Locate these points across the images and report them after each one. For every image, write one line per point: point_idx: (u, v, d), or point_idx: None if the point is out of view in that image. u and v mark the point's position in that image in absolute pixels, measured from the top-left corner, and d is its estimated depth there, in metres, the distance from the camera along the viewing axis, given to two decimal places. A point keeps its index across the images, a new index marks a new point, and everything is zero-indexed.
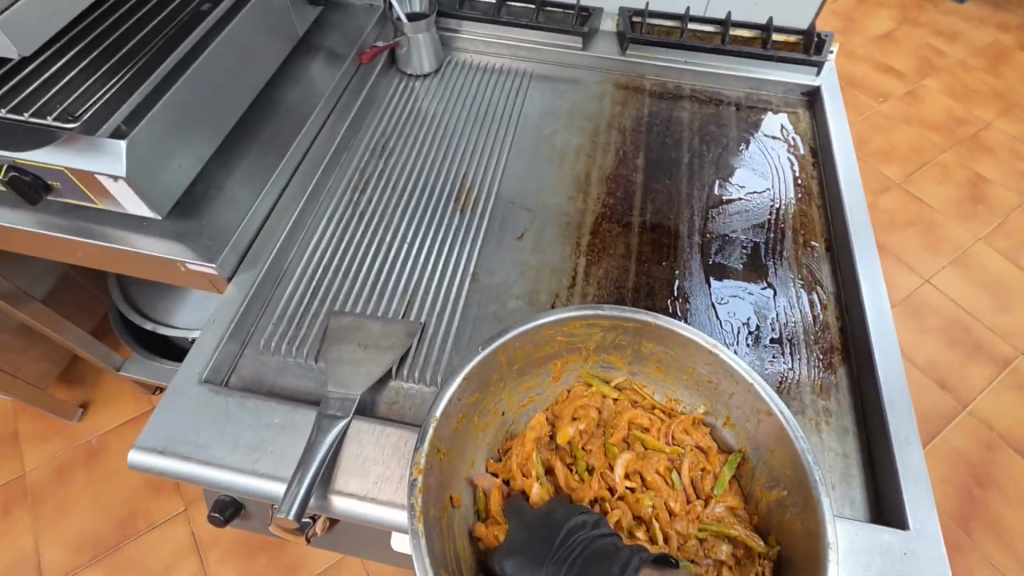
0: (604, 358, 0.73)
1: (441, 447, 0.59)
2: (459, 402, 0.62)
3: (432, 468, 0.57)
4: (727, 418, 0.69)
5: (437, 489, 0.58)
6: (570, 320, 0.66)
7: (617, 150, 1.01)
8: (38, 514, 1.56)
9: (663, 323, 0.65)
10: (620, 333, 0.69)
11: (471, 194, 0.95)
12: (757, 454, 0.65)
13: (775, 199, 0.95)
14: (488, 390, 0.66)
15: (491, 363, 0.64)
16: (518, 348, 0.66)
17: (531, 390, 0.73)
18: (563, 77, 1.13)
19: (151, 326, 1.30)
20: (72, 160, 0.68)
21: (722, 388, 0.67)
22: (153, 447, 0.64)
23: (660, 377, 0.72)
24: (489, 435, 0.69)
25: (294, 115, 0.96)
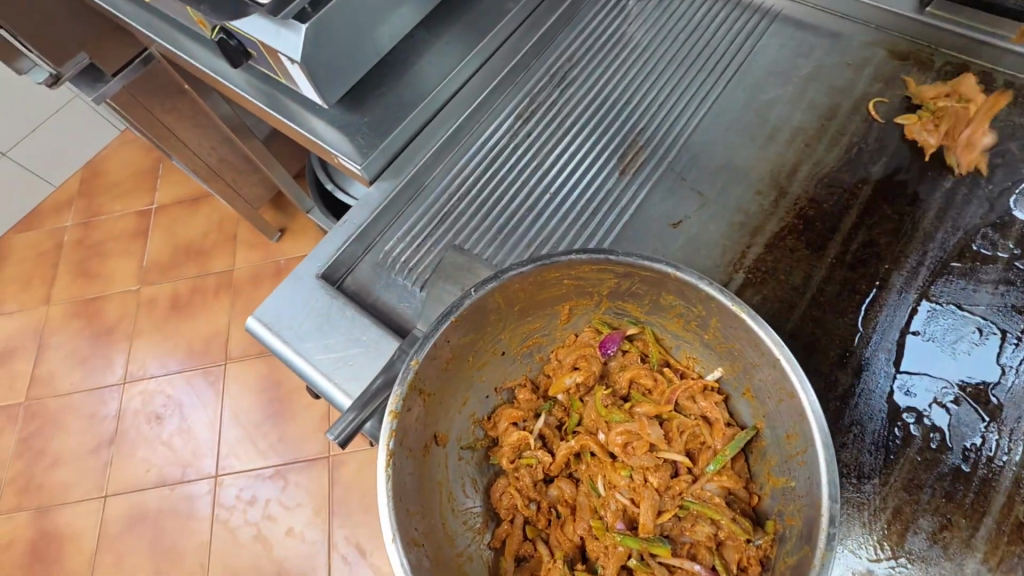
0: (619, 306, 0.64)
1: (425, 388, 0.56)
2: (447, 343, 0.56)
3: (412, 410, 0.54)
4: (745, 389, 0.59)
5: (416, 431, 0.55)
6: (578, 264, 0.56)
7: (850, 145, 0.77)
8: (235, 304, 1.92)
9: (684, 278, 0.53)
10: (638, 282, 0.58)
11: (639, 150, 0.81)
12: (772, 433, 0.56)
13: None
14: (485, 329, 0.60)
15: (486, 305, 0.57)
16: (518, 290, 0.58)
17: (536, 332, 0.65)
18: (821, 26, 0.86)
19: (332, 188, 1.47)
20: (265, 35, 0.71)
21: (745, 357, 0.56)
22: (266, 321, 0.72)
23: (679, 332, 0.62)
24: (487, 375, 0.64)
25: (484, 17, 0.88)
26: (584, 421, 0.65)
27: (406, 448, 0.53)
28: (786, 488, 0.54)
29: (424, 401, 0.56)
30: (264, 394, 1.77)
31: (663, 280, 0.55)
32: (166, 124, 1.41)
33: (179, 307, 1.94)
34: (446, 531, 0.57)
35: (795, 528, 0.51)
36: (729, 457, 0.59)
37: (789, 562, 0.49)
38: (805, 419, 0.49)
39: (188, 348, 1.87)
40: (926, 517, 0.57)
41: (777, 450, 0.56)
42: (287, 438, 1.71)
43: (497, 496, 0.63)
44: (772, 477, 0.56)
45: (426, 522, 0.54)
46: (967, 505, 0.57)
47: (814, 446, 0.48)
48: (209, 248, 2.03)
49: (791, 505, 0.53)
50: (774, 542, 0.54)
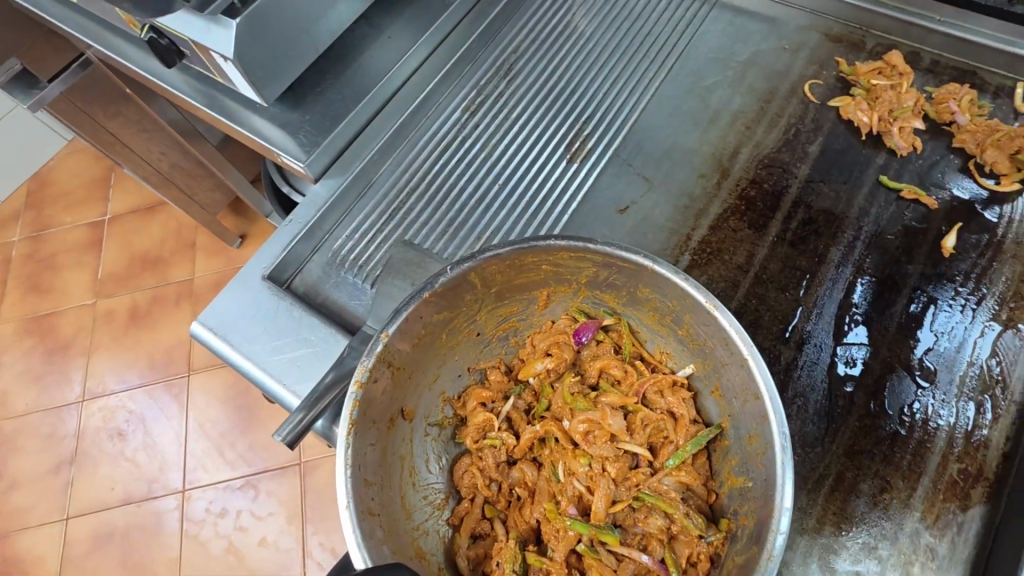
0: (596, 296, 0.63)
1: (396, 362, 0.55)
2: (422, 319, 0.56)
3: (379, 380, 0.53)
4: (714, 389, 0.59)
5: (383, 403, 0.54)
6: (556, 250, 0.55)
7: (788, 126, 0.79)
8: (196, 313, 1.87)
9: (661, 272, 0.53)
10: (616, 273, 0.58)
11: (585, 141, 0.81)
12: (735, 433, 0.56)
13: (991, 248, 0.69)
14: (459, 309, 0.59)
15: (462, 284, 0.56)
16: (496, 272, 0.57)
17: (512, 316, 0.65)
18: (758, 12, 0.88)
19: (288, 190, 1.43)
20: (193, 30, 0.69)
21: (716, 355, 0.56)
22: (211, 326, 0.70)
23: (654, 326, 0.62)
24: (460, 354, 0.64)
25: (428, 11, 0.87)
26: (552, 407, 0.64)
27: (370, 419, 0.52)
28: (743, 489, 0.54)
29: (390, 382, 0.55)
30: (231, 403, 1.74)
31: (640, 272, 0.55)
32: (110, 131, 1.37)
33: (138, 319, 1.88)
34: (403, 503, 0.56)
35: (746, 528, 0.50)
36: (689, 454, 0.59)
37: (736, 563, 0.49)
38: (767, 421, 0.49)
39: (149, 361, 1.81)
40: (867, 481, 0.59)
41: (738, 450, 0.55)
42: (256, 447, 1.67)
43: (460, 475, 0.62)
44: (731, 478, 0.56)
45: (384, 492, 0.53)
46: (905, 467, 0.59)
47: (771, 449, 0.48)
48: (167, 257, 1.97)
49: (746, 505, 0.52)
50: (726, 539, 0.54)
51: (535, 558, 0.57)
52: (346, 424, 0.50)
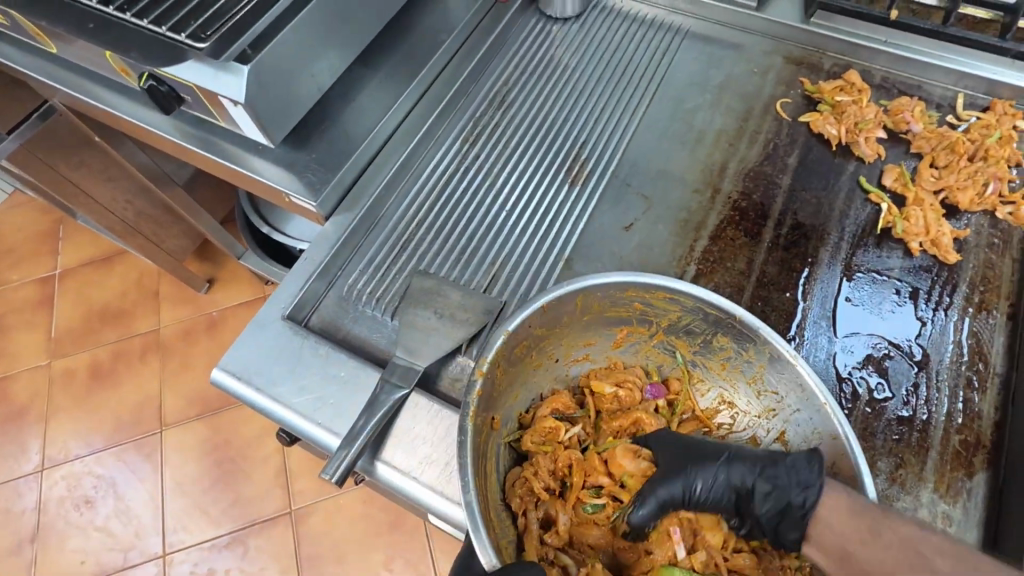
0: (668, 342, 0.69)
1: (502, 365, 0.60)
2: (528, 329, 0.61)
3: (490, 382, 0.58)
4: (779, 434, 0.63)
5: (485, 407, 0.58)
6: (654, 288, 0.62)
7: (767, 142, 0.86)
8: (165, 365, 1.78)
9: (750, 321, 0.59)
10: (699, 320, 0.64)
11: (584, 166, 0.85)
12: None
13: (959, 239, 0.76)
14: (554, 331, 0.64)
15: (568, 303, 0.62)
16: (595, 300, 0.63)
17: (590, 347, 0.70)
18: (724, 40, 0.96)
19: (267, 231, 1.40)
20: (200, 77, 0.70)
21: (786, 402, 0.61)
22: (233, 370, 0.69)
23: (721, 376, 0.67)
24: (539, 375, 0.67)
25: (420, 48, 0.90)
26: None
27: (477, 421, 0.56)
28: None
29: (489, 400, 0.59)
30: (210, 456, 1.64)
31: (726, 322, 0.61)
32: (73, 181, 1.31)
33: (101, 377, 1.77)
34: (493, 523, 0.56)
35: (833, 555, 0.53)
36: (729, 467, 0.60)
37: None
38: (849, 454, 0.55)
39: (116, 420, 1.71)
40: (883, 459, 0.64)
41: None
42: (241, 501, 1.58)
43: (517, 483, 0.61)
44: None
45: (482, 494, 0.55)
46: (914, 443, 0.65)
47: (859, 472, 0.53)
48: (129, 308, 1.87)
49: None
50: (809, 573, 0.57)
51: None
52: (467, 414, 0.55)
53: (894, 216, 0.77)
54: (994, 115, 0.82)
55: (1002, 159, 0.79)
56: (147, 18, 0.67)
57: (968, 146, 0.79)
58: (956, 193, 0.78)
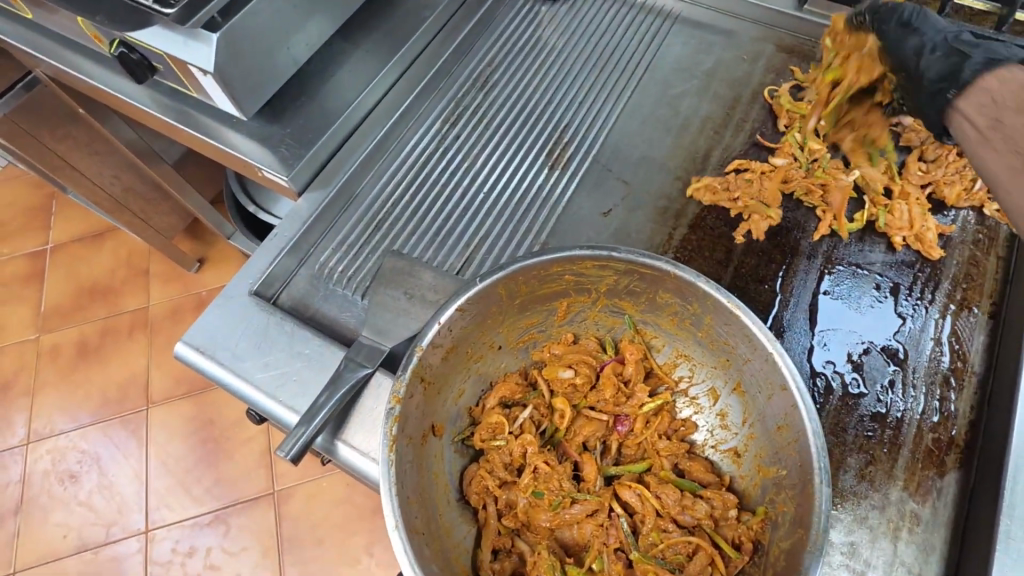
0: (614, 304, 0.67)
1: (427, 376, 0.58)
2: (450, 332, 0.59)
3: (414, 397, 0.56)
4: (736, 385, 0.63)
5: (416, 418, 0.57)
6: (581, 260, 0.59)
7: (753, 131, 0.84)
8: (153, 343, 1.77)
9: (684, 276, 0.58)
10: (635, 279, 0.62)
11: (566, 150, 0.84)
12: (761, 426, 0.60)
13: (947, 233, 0.74)
14: (484, 321, 0.62)
15: (490, 296, 0.60)
16: (521, 284, 0.61)
17: (533, 329, 0.68)
18: (716, 25, 0.94)
19: (253, 210, 1.40)
20: (171, 46, 0.68)
21: (738, 353, 0.60)
22: (197, 345, 0.68)
23: (672, 330, 0.66)
24: (483, 367, 0.66)
25: (403, 26, 0.88)
26: (574, 431, 0.66)
27: (405, 437, 0.55)
28: (777, 478, 0.57)
29: (420, 399, 0.58)
30: (194, 435, 1.64)
31: (663, 279, 0.60)
32: (59, 154, 1.29)
33: (89, 354, 1.77)
34: (442, 522, 0.58)
35: (786, 515, 0.54)
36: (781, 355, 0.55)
37: (783, 547, 0.53)
38: (796, 410, 0.53)
39: (102, 397, 1.70)
40: (853, 455, 0.63)
41: (767, 441, 0.59)
42: (224, 479, 1.58)
43: (475, 481, 0.62)
44: (763, 469, 0.60)
45: (425, 511, 0.55)
46: (885, 441, 0.63)
47: (806, 436, 0.52)
48: (119, 286, 1.86)
49: (782, 494, 0.56)
50: (764, 525, 0.58)
51: (577, 569, 0.59)
52: (387, 442, 0.52)
53: (878, 209, 0.76)
54: None
55: None
56: None
57: None
58: (942, 188, 0.76)
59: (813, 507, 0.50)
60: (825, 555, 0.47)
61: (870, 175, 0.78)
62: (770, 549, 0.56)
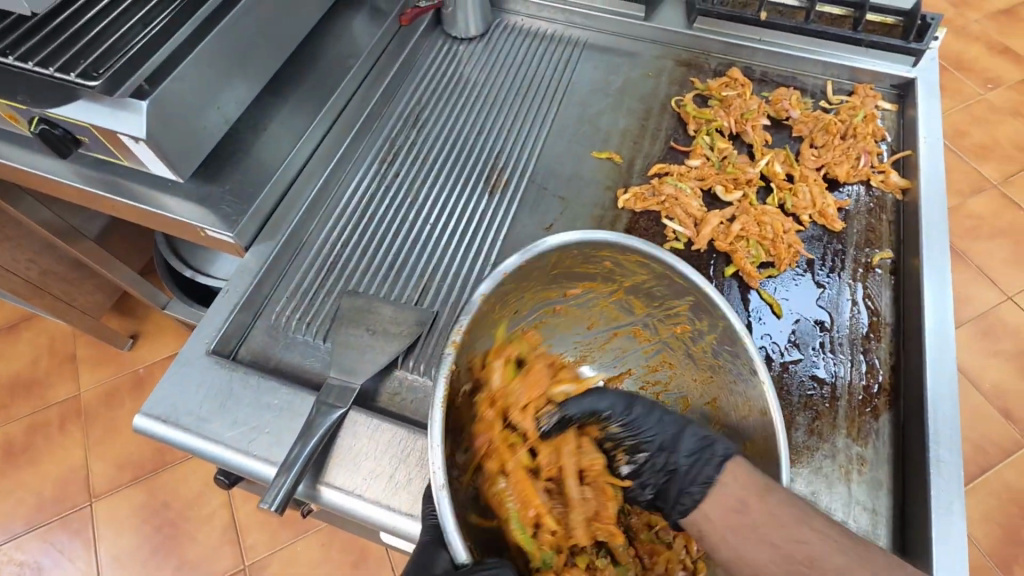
0: (627, 301, 0.72)
1: (474, 340, 0.59)
2: (500, 292, 0.60)
3: (464, 358, 0.57)
4: (712, 400, 0.69)
5: (461, 378, 0.57)
6: (605, 246, 0.63)
7: (667, 138, 0.92)
8: (89, 432, 1.62)
9: (703, 288, 0.63)
10: (662, 283, 0.66)
11: (503, 175, 0.89)
12: (730, 427, 0.67)
13: (846, 207, 0.84)
14: (517, 290, 0.64)
15: (536, 264, 0.62)
16: (569, 260, 0.64)
17: (548, 303, 0.70)
18: (620, 48, 1.03)
19: (190, 274, 1.33)
20: (98, 117, 0.68)
21: (724, 370, 0.67)
22: (157, 414, 0.66)
23: (665, 332, 0.72)
24: (500, 332, 0.67)
25: (328, 75, 0.91)
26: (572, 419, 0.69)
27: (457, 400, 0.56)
28: (744, 471, 0.64)
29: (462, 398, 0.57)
30: (148, 523, 1.49)
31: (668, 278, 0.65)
32: None
33: (14, 456, 1.58)
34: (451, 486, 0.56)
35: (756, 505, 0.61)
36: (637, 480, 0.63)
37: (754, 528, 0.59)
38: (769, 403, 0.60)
39: (35, 500, 1.52)
40: (801, 414, 0.69)
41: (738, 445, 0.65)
42: (188, 564, 1.45)
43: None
44: None
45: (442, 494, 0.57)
46: (826, 397, 0.70)
47: (774, 425, 0.60)
48: (44, 376, 1.70)
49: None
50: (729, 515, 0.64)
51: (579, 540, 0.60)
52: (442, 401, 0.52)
53: (785, 193, 0.85)
54: (858, 98, 0.93)
55: (868, 134, 0.88)
56: (32, 60, 0.63)
57: (840, 126, 0.88)
58: (834, 168, 0.86)
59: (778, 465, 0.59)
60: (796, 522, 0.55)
61: (772, 164, 0.87)
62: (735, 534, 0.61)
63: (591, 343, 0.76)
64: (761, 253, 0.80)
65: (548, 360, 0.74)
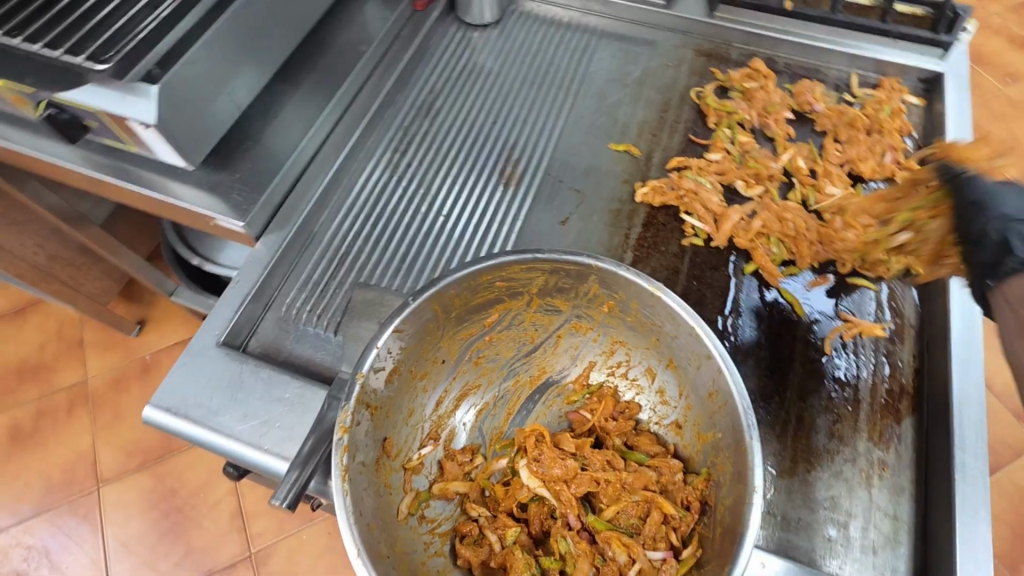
0: (548, 303, 0.68)
1: (371, 402, 0.58)
2: (390, 353, 0.59)
3: (360, 422, 0.56)
4: (668, 361, 0.65)
5: (366, 444, 0.57)
6: (508, 265, 0.62)
7: (686, 131, 0.90)
8: (97, 417, 1.62)
9: (606, 267, 0.61)
10: (562, 276, 0.64)
11: (517, 166, 0.87)
12: (695, 396, 0.63)
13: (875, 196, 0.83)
14: (425, 339, 0.63)
15: (423, 312, 0.60)
16: (453, 297, 0.62)
17: (473, 338, 0.69)
18: (638, 37, 1.00)
19: (198, 262, 1.32)
20: (108, 102, 0.67)
21: (665, 331, 0.63)
22: (167, 406, 0.65)
23: (605, 319, 0.68)
24: (430, 384, 0.67)
25: (341, 61, 0.89)
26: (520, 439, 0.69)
27: (358, 463, 0.55)
28: (715, 441, 0.60)
29: (362, 466, 0.56)
30: (156, 509, 1.50)
31: (587, 270, 0.62)
32: None
33: (22, 440, 1.58)
34: (398, 536, 0.58)
35: (727, 476, 0.57)
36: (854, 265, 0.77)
37: (727, 506, 0.55)
38: (722, 375, 0.57)
39: (44, 485, 1.53)
40: (823, 417, 0.67)
41: (702, 409, 0.62)
42: (195, 551, 1.45)
43: (446, 471, 0.66)
44: (702, 436, 0.63)
45: (388, 531, 0.56)
46: (849, 402, 0.68)
47: (733, 401, 0.56)
48: (51, 361, 1.70)
49: (720, 455, 0.59)
50: (707, 483, 0.61)
51: (550, 560, 0.61)
52: (341, 474, 0.52)
53: (808, 188, 0.83)
54: (884, 91, 0.90)
55: (894, 129, 0.86)
56: (40, 44, 0.61)
57: (866, 121, 0.86)
58: (859, 164, 0.84)
59: (749, 467, 0.52)
60: (763, 502, 0.50)
61: (795, 159, 0.85)
62: (716, 507, 0.58)
63: (542, 354, 0.73)
64: (782, 251, 0.78)
65: (498, 390, 0.72)
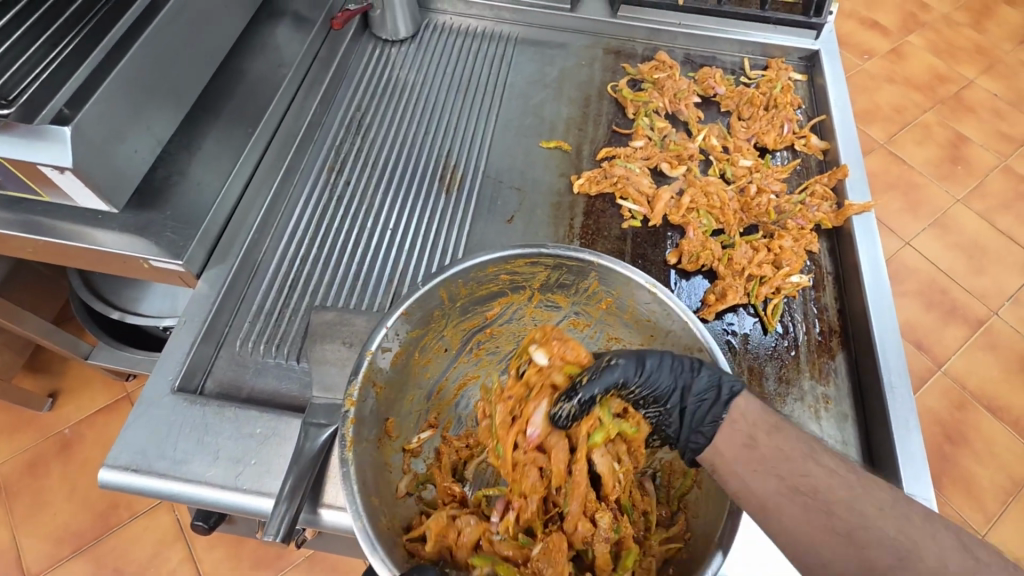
0: (548, 298, 0.71)
1: (379, 382, 0.59)
2: (398, 337, 0.60)
3: (368, 401, 0.56)
4: None
5: (371, 423, 0.57)
6: (510, 258, 0.63)
7: (609, 123, 0.96)
8: (13, 507, 1.43)
9: (604, 262, 0.63)
10: (561, 272, 0.66)
11: (456, 174, 0.88)
12: None
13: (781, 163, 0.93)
14: (429, 326, 0.64)
15: (431, 299, 0.62)
16: (459, 286, 0.64)
17: (475, 329, 0.71)
18: (550, 41, 1.05)
19: (118, 315, 1.21)
20: (13, 149, 0.62)
21: (660, 327, 0.65)
22: (125, 464, 0.60)
23: (602, 316, 0.70)
24: (432, 370, 0.69)
25: (259, 88, 0.87)
26: None
27: (364, 438, 0.55)
28: None
29: (368, 442, 0.56)
30: None
31: (586, 267, 0.64)
32: None
33: None
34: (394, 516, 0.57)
35: None
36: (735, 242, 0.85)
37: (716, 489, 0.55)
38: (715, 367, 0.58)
39: None
40: (770, 364, 0.74)
41: None
42: None
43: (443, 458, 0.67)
44: None
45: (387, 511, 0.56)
46: (788, 350, 0.75)
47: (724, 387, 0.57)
48: None
49: None
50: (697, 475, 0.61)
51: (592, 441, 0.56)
52: (346, 444, 0.52)
53: (724, 163, 0.92)
54: (773, 71, 1.00)
55: (788, 103, 0.95)
56: None
57: (762, 99, 0.95)
58: (762, 137, 0.93)
59: None
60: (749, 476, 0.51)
61: (708, 138, 0.93)
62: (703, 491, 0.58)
63: None
64: (710, 223, 0.85)
65: None
